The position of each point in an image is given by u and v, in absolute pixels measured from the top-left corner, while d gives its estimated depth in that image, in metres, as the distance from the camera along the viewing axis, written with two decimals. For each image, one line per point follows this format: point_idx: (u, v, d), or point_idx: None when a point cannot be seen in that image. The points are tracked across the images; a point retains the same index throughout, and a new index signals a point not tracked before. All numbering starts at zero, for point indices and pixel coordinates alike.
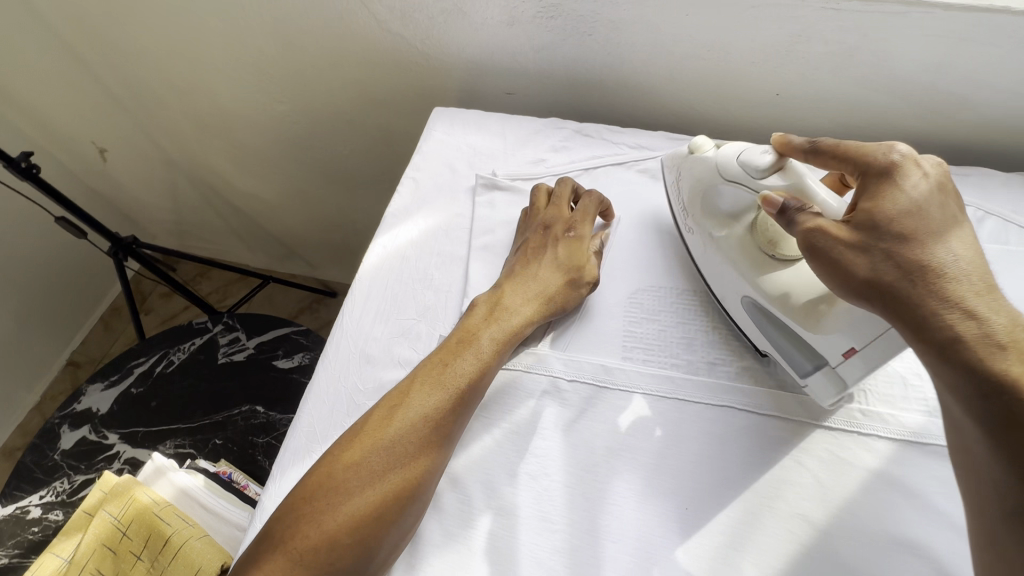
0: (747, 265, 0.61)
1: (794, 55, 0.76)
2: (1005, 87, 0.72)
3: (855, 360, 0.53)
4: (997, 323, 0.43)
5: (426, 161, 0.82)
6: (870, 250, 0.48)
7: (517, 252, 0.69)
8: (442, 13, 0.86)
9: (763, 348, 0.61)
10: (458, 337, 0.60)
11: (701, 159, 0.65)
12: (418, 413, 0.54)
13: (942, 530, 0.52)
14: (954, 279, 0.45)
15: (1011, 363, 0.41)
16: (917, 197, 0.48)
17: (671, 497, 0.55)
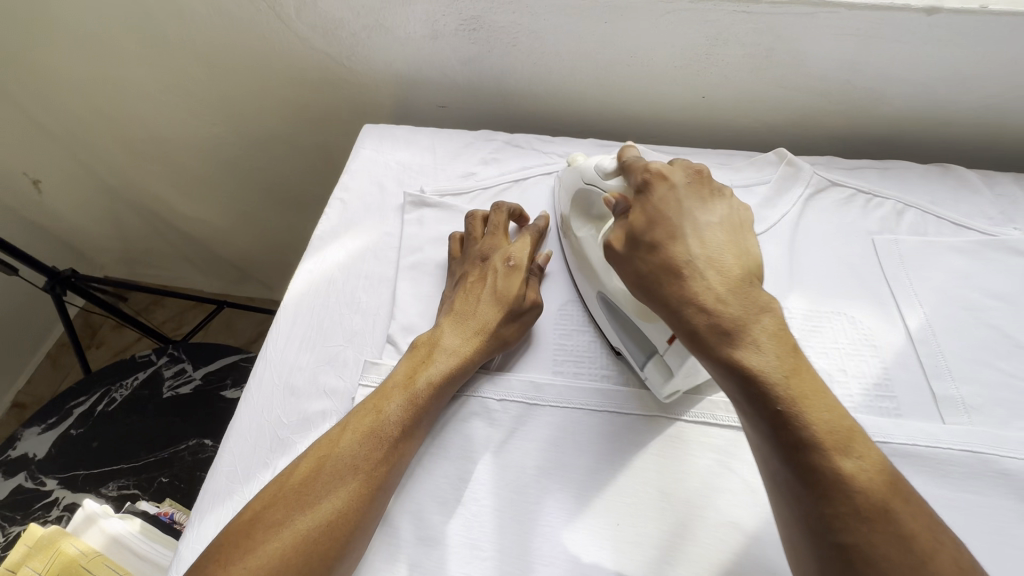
0: (595, 261, 0.63)
1: (713, 58, 0.77)
2: (917, 81, 0.74)
3: (676, 348, 0.53)
4: (730, 311, 0.46)
5: (354, 180, 0.80)
6: (637, 254, 0.52)
7: (455, 284, 0.67)
8: (364, 29, 0.84)
9: (616, 345, 0.62)
10: (395, 380, 0.58)
11: (570, 169, 0.70)
12: (348, 466, 0.52)
13: None
14: (695, 271, 0.49)
15: (736, 348, 0.45)
16: (664, 205, 0.53)
17: (601, 513, 0.54)
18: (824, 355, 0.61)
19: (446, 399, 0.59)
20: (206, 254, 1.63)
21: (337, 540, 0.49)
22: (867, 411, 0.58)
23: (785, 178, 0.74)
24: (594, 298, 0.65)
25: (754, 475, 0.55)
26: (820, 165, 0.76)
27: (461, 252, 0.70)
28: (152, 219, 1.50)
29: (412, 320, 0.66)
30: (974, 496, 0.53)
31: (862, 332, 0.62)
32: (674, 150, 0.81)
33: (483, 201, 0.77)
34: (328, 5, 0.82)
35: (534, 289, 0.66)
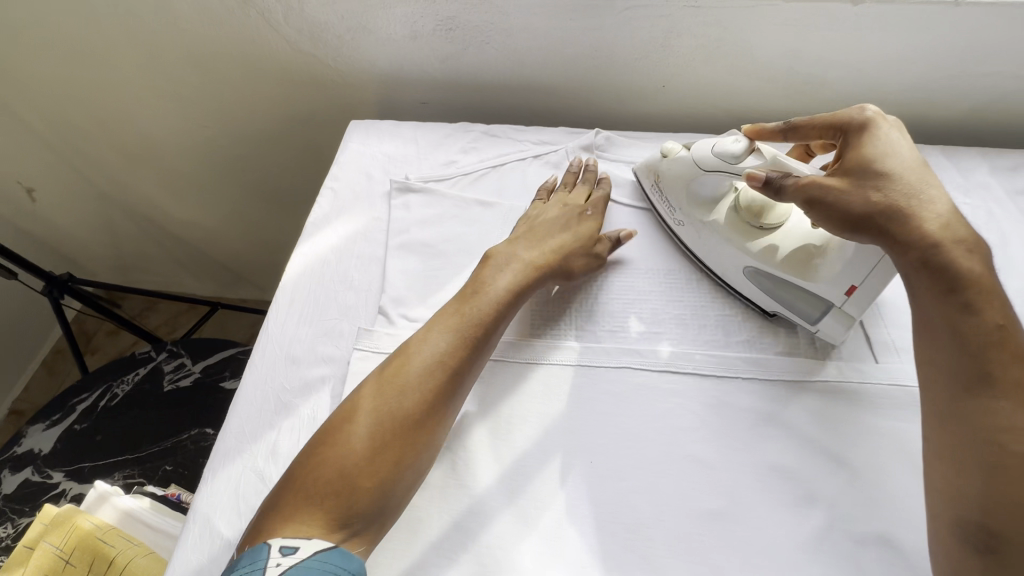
0: (738, 238, 0.68)
1: (670, 49, 0.84)
2: (852, 65, 0.82)
3: (859, 294, 0.61)
4: (964, 235, 0.52)
5: (344, 171, 0.86)
6: (863, 186, 0.55)
7: (528, 216, 0.75)
8: (348, 32, 0.91)
9: (772, 309, 0.67)
10: (471, 287, 0.66)
11: (676, 160, 0.72)
12: (434, 358, 0.59)
13: (812, 454, 0.59)
14: (925, 207, 0.53)
15: (973, 265, 0.51)
16: (889, 141, 0.57)
17: (576, 452, 0.60)
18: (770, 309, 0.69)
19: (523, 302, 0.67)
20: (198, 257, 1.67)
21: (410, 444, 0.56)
22: (809, 356, 0.65)
23: None
24: (739, 275, 0.68)
25: (711, 414, 0.62)
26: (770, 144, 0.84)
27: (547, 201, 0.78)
28: (145, 223, 1.55)
29: (401, 293, 0.72)
30: (903, 424, 0.60)
31: None
32: (638, 136, 0.88)
33: (464, 186, 0.83)
34: (315, 9, 0.88)
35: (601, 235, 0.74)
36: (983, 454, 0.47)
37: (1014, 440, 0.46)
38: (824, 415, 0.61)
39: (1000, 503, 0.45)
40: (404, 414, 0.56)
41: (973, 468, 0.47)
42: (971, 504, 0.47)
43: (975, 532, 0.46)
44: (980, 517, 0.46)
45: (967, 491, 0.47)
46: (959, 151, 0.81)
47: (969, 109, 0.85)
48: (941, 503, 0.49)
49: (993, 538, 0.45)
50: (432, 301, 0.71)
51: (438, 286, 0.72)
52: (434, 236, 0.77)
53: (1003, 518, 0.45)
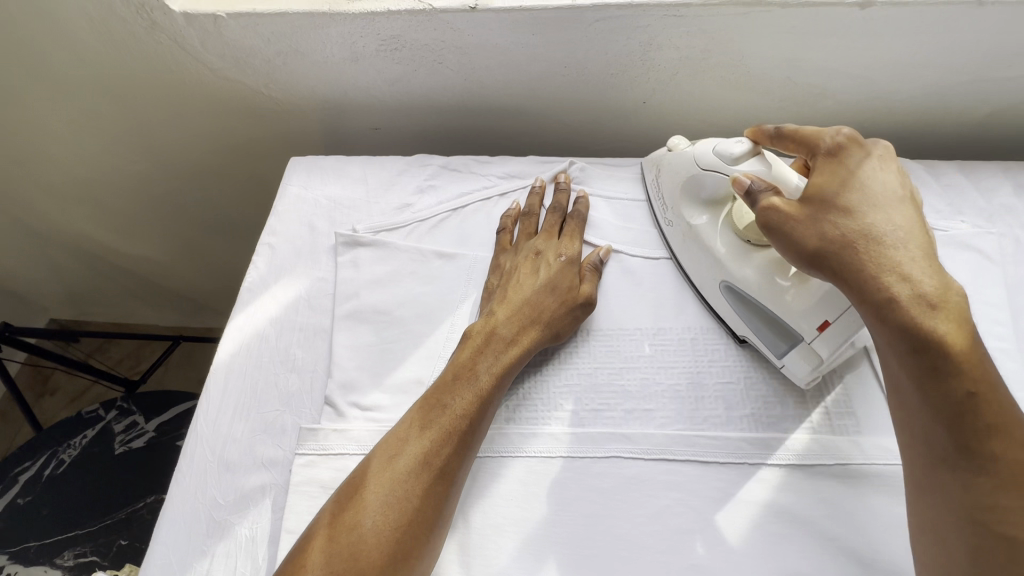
0: (721, 248, 0.62)
1: (650, 62, 0.73)
2: (859, 74, 0.72)
3: (830, 334, 0.54)
4: (930, 284, 0.45)
5: (282, 222, 0.75)
6: (816, 220, 0.50)
7: (500, 274, 0.66)
8: (278, 56, 0.79)
9: (742, 333, 0.61)
10: (454, 371, 0.57)
11: (680, 154, 0.67)
12: (417, 458, 0.51)
13: (833, 555, 0.50)
14: (886, 249, 0.47)
15: (938, 321, 0.44)
16: (859, 172, 0.51)
17: (563, 568, 0.51)
18: (778, 376, 0.60)
19: (506, 387, 0.58)
20: (150, 292, 1.54)
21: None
22: (824, 432, 0.56)
23: None
24: (714, 288, 0.62)
25: (715, 511, 0.53)
26: None
27: (512, 244, 0.69)
28: (86, 261, 1.41)
29: (351, 375, 0.62)
30: None
31: None
32: (617, 164, 0.78)
33: (421, 234, 0.72)
34: (233, 32, 0.76)
35: (588, 283, 0.64)
36: (963, 533, 0.42)
37: (999, 521, 0.41)
38: (845, 505, 0.53)
39: None
40: (375, 547, 0.47)
41: (957, 552, 0.42)
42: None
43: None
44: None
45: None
46: (978, 167, 0.72)
47: (987, 115, 0.76)
48: None
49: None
50: (387, 383, 0.61)
51: (394, 364, 0.62)
52: (388, 300, 0.67)
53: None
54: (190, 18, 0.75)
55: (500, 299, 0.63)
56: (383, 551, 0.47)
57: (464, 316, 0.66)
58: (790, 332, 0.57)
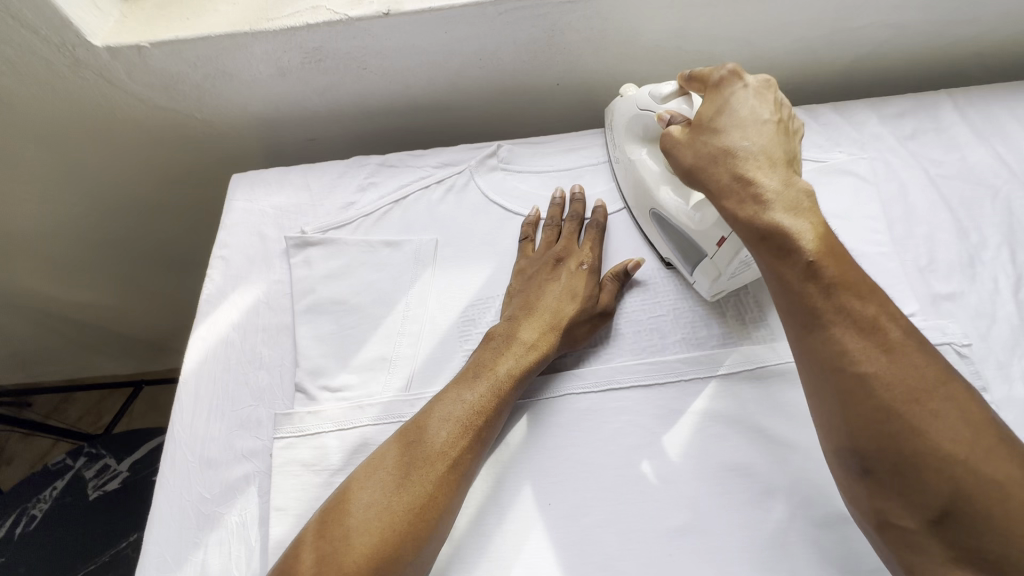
0: (652, 179, 0.68)
1: (555, 47, 0.81)
2: (737, 36, 0.81)
3: (727, 248, 0.59)
4: (768, 185, 0.53)
5: (232, 235, 0.78)
6: (693, 143, 0.58)
7: (522, 279, 0.69)
8: (206, 79, 0.82)
9: (668, 256, 0.69)
10: (476, 370, 0.60)
11: (627, 100, 0.73)
12: (439, 451, 0.55)
13: (765, 445, 0.58)
14: (739, 160, 0.55)
15: (772, 212, 0.52)
16: (729, 97, 0.58)
17: (534, 496, 0.57)
18: (701, 302, 0.67)
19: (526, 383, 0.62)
20: (108, 343, 1.49)
21: (407, 555, 0.51)
22: (746, 343, 0.64)
23: None
24: (646, 215, 0.70)
25: (661, 426, 0.60)
26: None
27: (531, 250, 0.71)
28: (33, 328, 1.35)
29: (317, 362, 0.66)
30: None
31: None
32: (539, 143, 0.84)
33: (367, 228, 0.77)
34: (160, 61, 0.79)
35: (605, 292, 0.67)
36: (830, 388, 0.48)
37: (856, 362, 0.47)
38: (769, 401, 0.60)
39: (867, 445, 0.46)
40: (396, 523, 0.51)
41: (831, 405, 0.48)
42: (840, 437, 0.48)
43: (854, 459, 0.47)
44: (849, 445, 0.47)
45: (821, 412, 0.50)
46: (849, 106, 0.83)
47: (852, 62, 0.86)
48: (827, 436, 0.49)
49: (868, 462, 0.46)
50: (353, 365, 0.65)
51: (357, 346, 0.67)
52: (344, 291, 0.71)
53: (863, 437, 0.46)
54: (114, 52, 0.77)
55: (525, 308, 0.65)
56: (374, 535, 0.51)
57: (417, 295, 0.70)
58: (697, 249, 0.64)
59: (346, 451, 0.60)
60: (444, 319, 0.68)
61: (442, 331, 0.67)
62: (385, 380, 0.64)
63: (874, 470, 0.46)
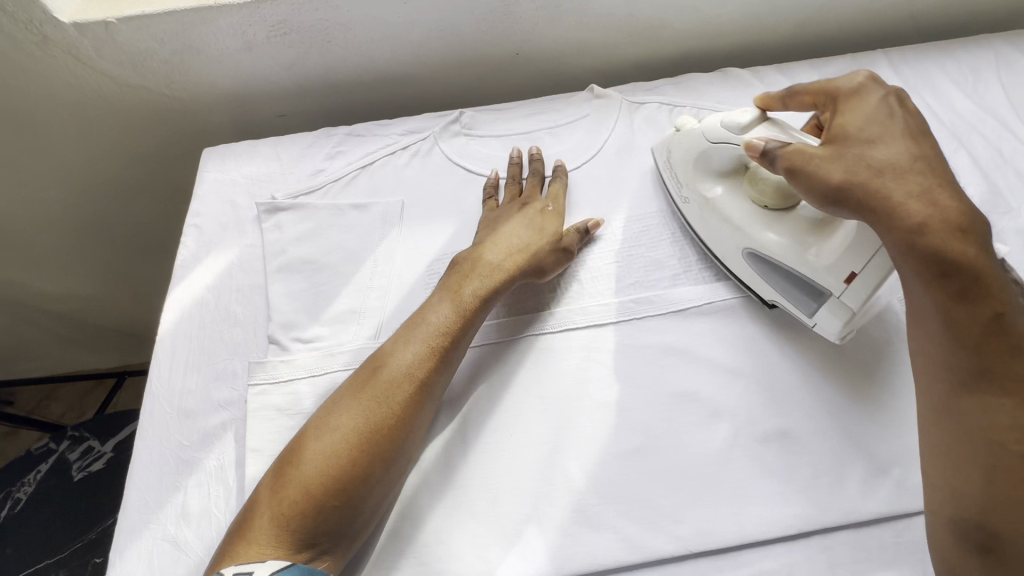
0: (742, 218, 0.65)
1: (512, 17, 0.84)
2: (684, 3, 0.85)
3: (858, 284, 0.57)
4: (953, 206, 0.48)
5: (204, 204, 0.80)
6: (843, 157, 0.53)
7: (490, 221, 0.72)
8: (175, 55, 0.84)
9: (770, 297, 0.64)
10: (442, 295, 0.63)
11: (688, 133, 0.70)
12: (404, 369, 0.58)
13: (713, 373, 0.62)
14: (906, 179, 0.50)
15: (958, 243, 0.47)
16: (876, 108, 0.55)
17: (497, 428, 0.61)
18: (653, 247, 0.71)
19: (491, 308, 0.65)
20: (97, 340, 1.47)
21: (376, 471, 0.54)
22: (693, 282, 0.68)
23: (597, 110, 0.83)
24: (737, 256, 0.65)
25: (616, 360, 0.63)
26: (626, 90, 0.86)
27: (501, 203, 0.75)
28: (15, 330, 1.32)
29: (289, 316, 0.69)
30: (784, 325, 0.64)
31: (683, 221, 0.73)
32: (500, 109, 0.87)
33: (336, 193, 0.80)
34: (127, 37, 0.81)
35: (571, 230, 0.70)
36: (978, 453, 0.47)
37: (1017, 441, 0.46)
38: (716, 333, 0.64)
39: (990, 510, 0.46)
40: (366, 435, 0.54)
41: (973, 470, 0.47)
42: (967, 504, 0.48)
43: (972, 532, 0.47)
44: (976, 515, 0.47)
45: (953, 475, 0.49)
46: (792, 67, 0.87)
47: (794, 27, 0.91)
48: (941, 500, 0.50)
49: (992, 538, 0.46)
50: (324, 318, 0.68)
51: (328, 301, 0.70)
52: (314, 251, 0.74)
53: (997, 499, 0.46)
54: (81, 28, 0.79)
55: (490, 237, 0.69)
56: (340, 469, 0.52)
57: (384, 253, 0.73)
58: (819, 289, 0.60)
59: (319, 395, 0.63)
60: (410, 273, 0.72)
61: (409, 283, 0.71)
62: (355, 330, 0.68)
63: (995, 547, 0.46)
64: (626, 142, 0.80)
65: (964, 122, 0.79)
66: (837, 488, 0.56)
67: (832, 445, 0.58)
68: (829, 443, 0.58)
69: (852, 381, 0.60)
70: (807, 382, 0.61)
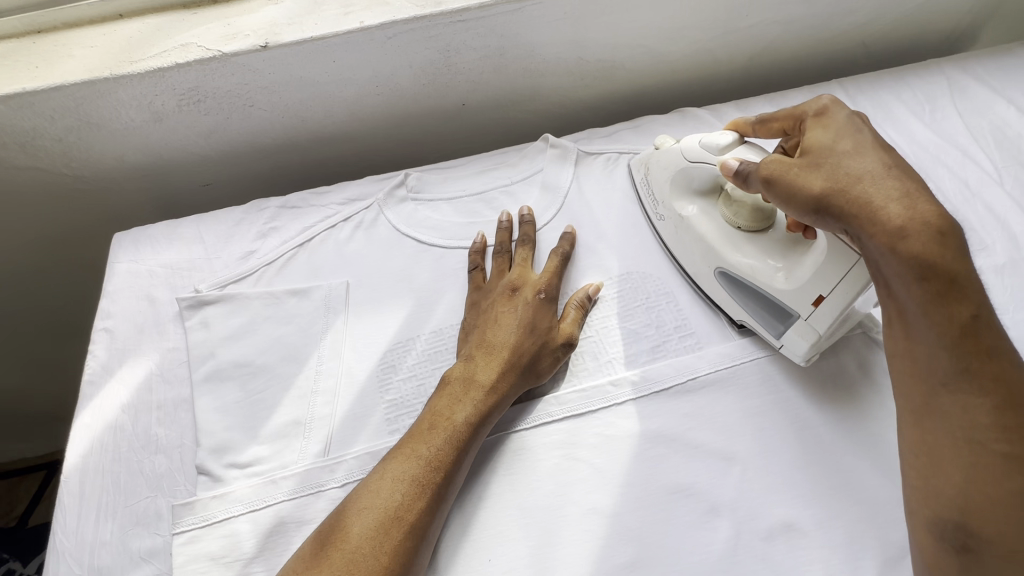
0: (714, 237, 0.64)
1: (453, 68, 0.77)
2: (635, 43, 0.81)
3: (825, 308, 0.55)
4: (932, 212, 0.45)
5: (115, 303, 0.70)
6: (821, 165, 0.50)
7: (475, 313, 0.64)
8: (70, 131, 0.74)
9: (740, 317, 0.63)
10: (430, 422, 0.54)
11: (666, 150, 0.69)
12: (393, 516, 0.49)
13: (708, 462, 0.56)
14: (884, 187, 0.46)
15: (933, 246, 0.43)
16: (846, 121, 0.51)
17: (472, 554, 0.53)
18: (630, 316, 0.65)
19: (490, 426, 0.57)
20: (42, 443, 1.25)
21: None
22: (675, 354, 0.63)
23: (553, 162, 0.77)
24: (710, 275, 0.64)
25: (600, 455, 0.57)
26: (582, 138, 0.81)
27: (486, 281, 0.67)
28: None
29: (222, 438, 0.59)
30: (775, 396, 0.59)
31: (658, 284, 0.68)
32: (448, 168, 0.80)
33: (270, 278, 0.70)
34: (8, 116, 0.70)
35: (567, 321, 0.63)
36: (963, 456, 0.43)
37: (999, 439, 0.42)
38: (705, 411, 0.59)
39: (971, 513, 0.42)
40: None
41: (950, 475, 0.43)
42: (945, 502, 0.43)
43: (951, 532, 0.43)
44: (956, 514, 0.43)
45: (931, 476, 0.44)
46: (751, 103, 0.84)
47: (749, 59, 0.88)
48: (916, 502, 0.45)
49: (970, 539, 0.42)
50: (262, 434, 0.59)
51: (267, 412, 0.60)
52: (249, 351, 0.64)
53: (976, 498, 0.42)
54: None
55: (481, 344, 0.60)
56: None
57: (330, 346, 0.65)
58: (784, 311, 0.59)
59: (264, 533, 0.54)
60: (363, 370, 0.63)
61: (361, 382, 0.62)
62: (300, 447, 0.58)
63: (976, 549, 0.42)
64: (586, 196, 0.75)
65: (928, 153, 0.77)
66: None
67: (841, 535, 0.53)
68: (838, 532, 0.53)
69: (854, 455, 0.56)
70: (806, 462, 0.56)
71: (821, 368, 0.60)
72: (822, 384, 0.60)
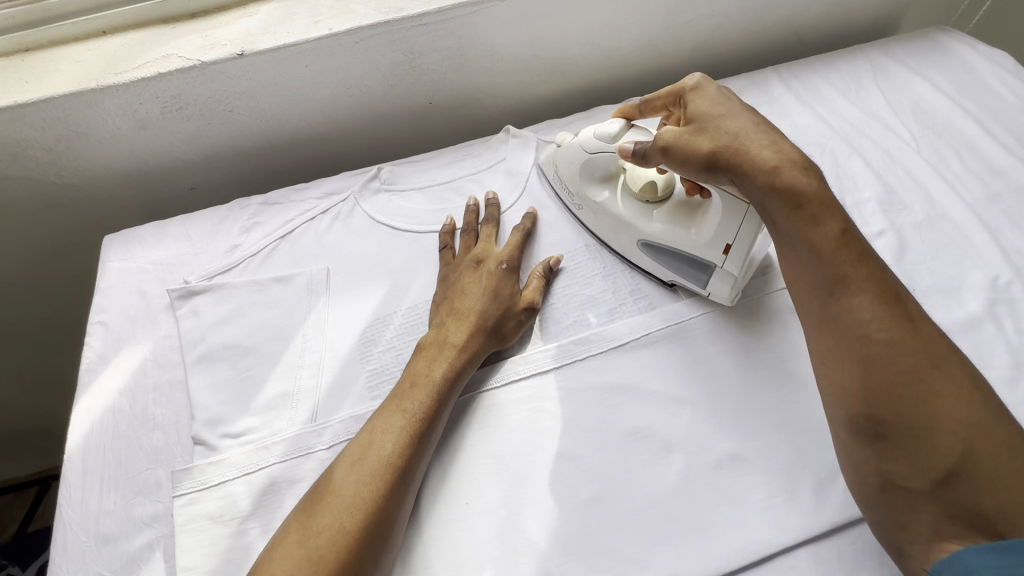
0: (631, 215, 0.71)
1: (418, 69, 0.84)
2: (584, 40, 0.88)
3: (734, 254, 0.64)
4: (793, 152, 0.55)
5: (109, 298, 0.74)
6: (705, 131, 0.59)
7: (445, 286, 0.69)
8: (60, 141, 0.78)
9: (669, 279, 0.70)
10: (410, 380, 0.60)
11: (566, 146, 0.75)
12: (382, 462, 0.54)
13: (661, 406, 0.62)
14: (755, 140, 0.56)
15: (800, 179, 0.53)
16: (714, 91, 0.61)
17: (451, 499, 0.58)
18: (588, 283, 0.72)
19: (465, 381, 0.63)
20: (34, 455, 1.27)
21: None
22: (630, 314, 0.69)
23: (514, 150, 0.83)
24: (635, 248, 0.71)
25: (563, 406, 0.62)
26: (542, 128, 0.88)
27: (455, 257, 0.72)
28: None
29: (216, 412, 0.64)
30: (719, 345, 0.66)
31: (613, 254, 0.74)
32: (418, 161, 0.86)
33: (255, 268, 0.75)
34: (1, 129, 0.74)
35: (530, 288, 0.69)
36: (855, 352, 0.49)
37: (876, 329, 0.49)
38: (658, 362, 0.65)
39: (877, 402, 0.48)
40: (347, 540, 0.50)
41: (851, 370, 0.49)
42: (853, 398, 0.49)
43: (865, 422, 0.48)
44: (862, 407, 0.49)
45: (836, 377, 0.50)
46: None
47: (692, 51, 0.96)
48: (835, 404, 0.51)
49: (881, 425, 0.48)
50: (253, 407, 0.64)
51: (257, 387, 0.65)
52: (238, 334, 0.69)
53: (876, 385, 0.48)
54: None
55: (451, 311, 0.66)
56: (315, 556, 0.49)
57: (314, 325, 0.70)
58: (703, 265, 0.67)
59: (258, 493, 0.59)
60: (344, 345, 0.68)
61: (343, 355, 0.68)
62: (289, 416, 0.63)
63: (886, 432, 0.48)
64: (545, 180, 0.81)
65: (854, 128, 0.85)
66: (792, 503, 0.56)
67: (780, 461, 0.59)
68: (778, 459, 0.59)
69: (791, 392, 0.62)
70: (748, 401, 0.62)
71: (760, 319, 0.67)
72: (761, 333, 0.66)
